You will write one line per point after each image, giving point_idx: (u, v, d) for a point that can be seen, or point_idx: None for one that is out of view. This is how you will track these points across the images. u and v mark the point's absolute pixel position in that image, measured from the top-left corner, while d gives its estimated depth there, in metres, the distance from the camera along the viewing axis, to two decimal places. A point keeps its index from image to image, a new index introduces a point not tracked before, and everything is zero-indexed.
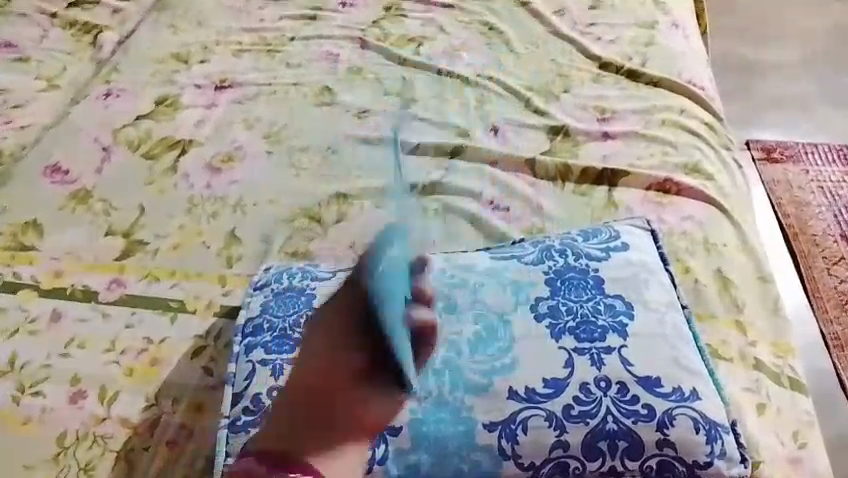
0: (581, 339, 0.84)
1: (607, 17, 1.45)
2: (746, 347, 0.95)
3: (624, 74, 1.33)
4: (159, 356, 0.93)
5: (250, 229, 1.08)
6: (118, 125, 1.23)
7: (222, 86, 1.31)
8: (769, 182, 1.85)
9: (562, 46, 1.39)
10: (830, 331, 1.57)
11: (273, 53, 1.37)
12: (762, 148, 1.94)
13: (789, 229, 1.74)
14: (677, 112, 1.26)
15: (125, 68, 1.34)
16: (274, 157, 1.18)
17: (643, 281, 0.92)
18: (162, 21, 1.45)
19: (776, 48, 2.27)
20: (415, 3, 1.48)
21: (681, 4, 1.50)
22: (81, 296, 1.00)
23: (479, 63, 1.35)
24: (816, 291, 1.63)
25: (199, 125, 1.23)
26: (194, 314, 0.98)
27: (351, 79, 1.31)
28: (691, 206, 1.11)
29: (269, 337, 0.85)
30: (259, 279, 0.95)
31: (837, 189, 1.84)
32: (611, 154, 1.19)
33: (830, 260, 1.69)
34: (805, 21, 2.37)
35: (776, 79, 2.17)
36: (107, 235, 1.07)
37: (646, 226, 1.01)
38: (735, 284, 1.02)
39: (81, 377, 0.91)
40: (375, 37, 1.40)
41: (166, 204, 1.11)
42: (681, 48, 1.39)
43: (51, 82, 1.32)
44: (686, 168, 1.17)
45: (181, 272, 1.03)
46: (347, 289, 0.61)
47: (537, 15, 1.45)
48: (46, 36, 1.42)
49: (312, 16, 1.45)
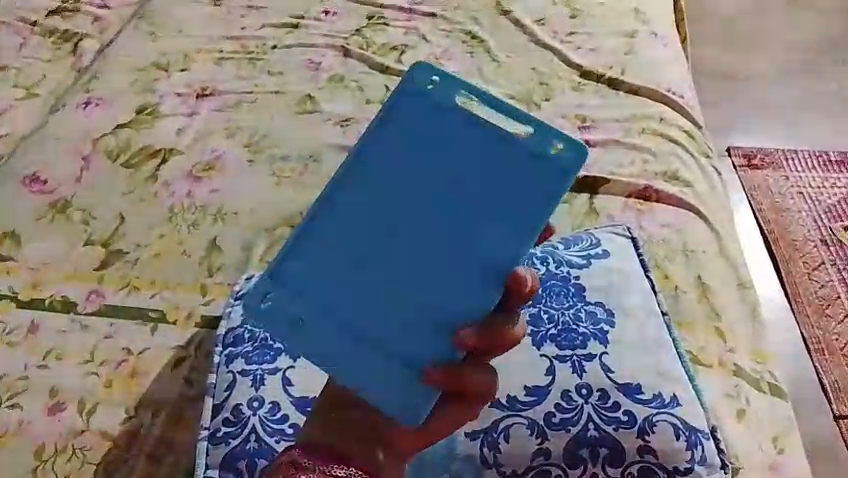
0: (562, 346, 0.84)
1: (587, 26, 1.46)
2: (726, 353, 0.96)
3: (604, 83, 1.34)
4: (140, 367, 0.92)
5: (231, 239, 1.07)
6: (98, 134, 1.22)
7: (204, 94, 1.30)
8: (748, 189, 1.87)
9: (544, 54, 1.39)
10: (811, 335, 1.58)
11: (255, 61, 1.37)
12: (742, 155, 1.96)
13: (769, 235, 1.76)
14: (657, 119, 1.27)
15: (105, 77, 1.33)
16: (256, 166, 1.18)
17: (624, 288, 0.92)
18: (143, 28, 1.44)
19: (756, 56, 2.29)
20: (397, 11, 1.48)
21: (660, 14, 1.51)
22: (59, 307, 0.99)
23: (460, 72, 1.35)
24: (797, 296, 1.65)
25: (180, 134, 1.23)
26: (175, 325, 0.97)
27: (333, 88, 1.31)
28: (671, 214, 1.12)
29: (249, 347, 0.85)
30: (240, 289, 0.95)
31: (816, 195, 1.86)
32: (591, 162, 1.20)
33: (810, 265, 1.71)
34: (785, 29, 2.40)
35: (755, 87, 2.19)
36: (86, 245, 1.07)
37: (626, 232, 1.02)
38: (714, 291, 1.03)
39: (60, 389, 0.90)
40: (357, 46, 1.40)
41: (147, 214, 1.11)
42: (661, 57, 1.40)
43: (30, 90, 1.31)
44: (666, 176, 1.18)
45: (162, 282, 1.02)
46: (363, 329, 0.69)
47: (518, 24, 1.45)
48: (26, 44, 1.41)
49: (295, 24, 1.44)
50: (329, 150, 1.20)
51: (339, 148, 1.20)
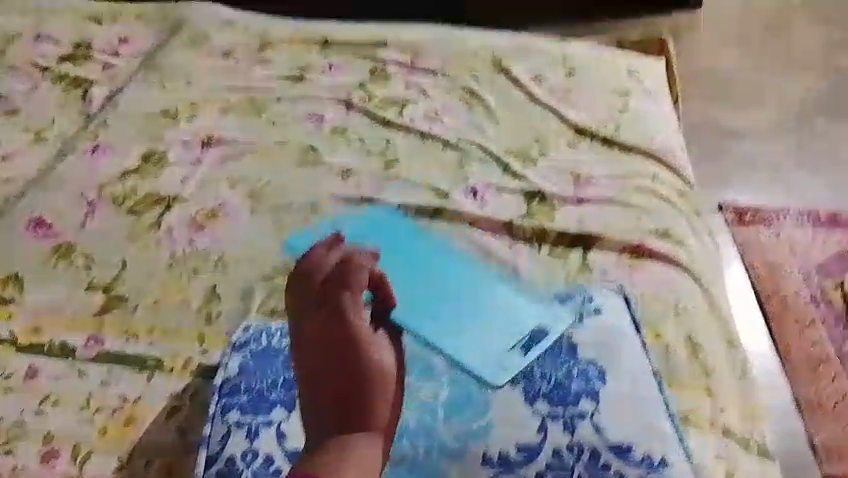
0: (554, 404, 0.86)
1: (584, 85, 1.50)
2: (715, 413, 0.97)
3: (598, 141, 1.37)
4: (135, 415, 0.94)
5: (230, 287, 1.09)
6: (103, 180, 1.25)
7: (208, 143, 1.33)
8: (740, 245, 1.90)
9: (542, 112, 1.43)
10: (802, 394, 1.60)
11: (260, 112, 1.40)
12: (733, 211, 1.99)
13: (761, 292, 1.79)
14: (650, 178, 1.31)
15: (113, 124, 1.36)
16: (258, 215, 1.20)
17: (616, 345, 0.93)
18: (153, 76, 1.48)
19: (748, 114, 2.34)
20: (400, 66, 1.53)
21: (655, 74, 1.56)
22: (58, 352, 1.01)
23: (460, 127, 1.39)
24: (788, 354, 1.67)
25: (184, 182, 1.25)
26: (170, 373, 0.98)
27: (335, 140, 1.35)
28: (663, 271, 1.14)
29: (245, 399, 0.86)
30: (238, 338, 0.96)
31: (806, 252, 1.89)
32: (585, 219, 1.22)
33: (801, 323, 1.73)
34: (777, 87, 2.45)
35: (747, 144, 2.24)
36: (88, 290, 1.08)
37: (619, 291, 1.04)
38: (704, 350, 1.05)
39: (54, 435, 0.92)
40: (360, 99, 1.44)
41: (148, 260, 1.12)
42: (653, 116, 1.44)
43: (39, 135, 1.34)
44: (658, 233, 1.21)
45: (160, 330, 1.04)
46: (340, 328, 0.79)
47: (516, 81, 1.50)
48: (37, 89, 1.44)
49: (299, 77, 1.48)
50: (330, 200, 1.23)
51: (339, 199, 1.23)
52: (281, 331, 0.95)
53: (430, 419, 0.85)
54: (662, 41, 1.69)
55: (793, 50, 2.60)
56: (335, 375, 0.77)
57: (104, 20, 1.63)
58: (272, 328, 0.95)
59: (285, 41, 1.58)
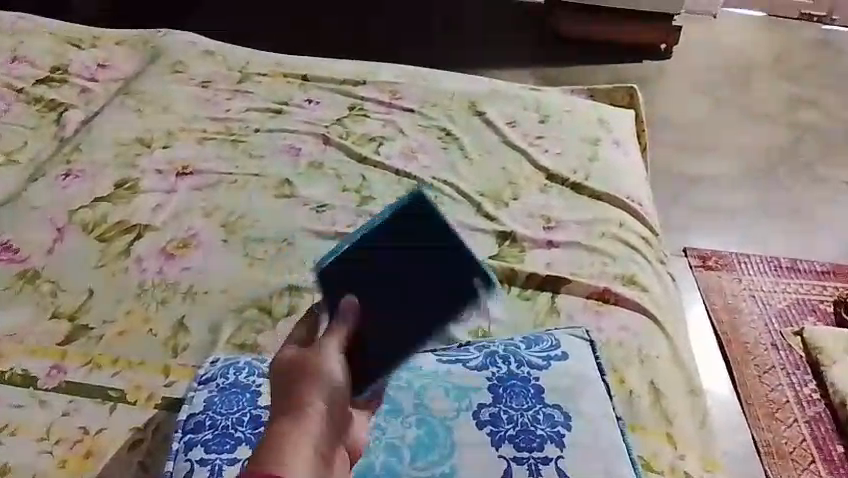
0: (520, 448, 0.88)
1: (556, 131, 1.53)
2: (676, 460, 0.99)
3: (568, 186, 1.40)
4: (95, 448, 0.92)
5: (199, 320, 1.09)
6: (74, 206, 1.24)
7: (183, 173, 1.33)
8: (704, 289, 1.94)
9: (514, 155, 1.46)
10: (761, 438, 1.63)
11: (237, 143, 1.41)
12: (697, 256, 2.04)
13: (723, 336, 1.82)
14: (617, 225, 1.34)
15: (87, 149, 1.36)
16: (230, 247, 1.20)
17: (581, 391, 0.96)
18: (129, 103, 1.48)
19: (713, 162, 2.41)
20: (377, 104, 1.55)
21: (623, 124, 1.60)
22: (19, 381, 0.99)
23: (434, 167, 1.41)
24: (748, 398, 1.70)
25: (157, 211, 1.25)
26: (134, 405, 0.97)
27: (311, 174, 1.36)
28: (628, 318, 1.16)
29: (210, 435, 0.87)
30: (205, 372, 0.96)
31: (767, 298, 1.94)
32: (554, 261, 1.24)
33: (761, 368, 1.77)
34: (740, 138, 2.53)
35: (711, 192, 2.29)
36: (52, 318, 1.07)
37: (584, 335, 1.06)
38: (666, 397, 1.07)
39: (11, 466, 0.89)
40: (337, 134, 1.45)
41: (115, 289, 1.11)
42: (621, 165, 1.48)
43: (10, 157, 1.33)
44: (624, 279, 1.23)
45: (125, 361, 1.02)
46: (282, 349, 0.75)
47: (491, 124, 1.53)
48: (10, 110, 1.43)
49: (277, 109, 1.50)
50: (303, 234, 1.23)
51: (313, 233, 1.23)
52: (249, 366, 0.95)
53: (396, 460, 0.86)
54: (632, 90, 1.74)
55: (757, 103, 2.69)
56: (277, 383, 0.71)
57: (83, 45, 1.63)
58: (240, 363, 0.96)
59: (264, 75, 1.59)
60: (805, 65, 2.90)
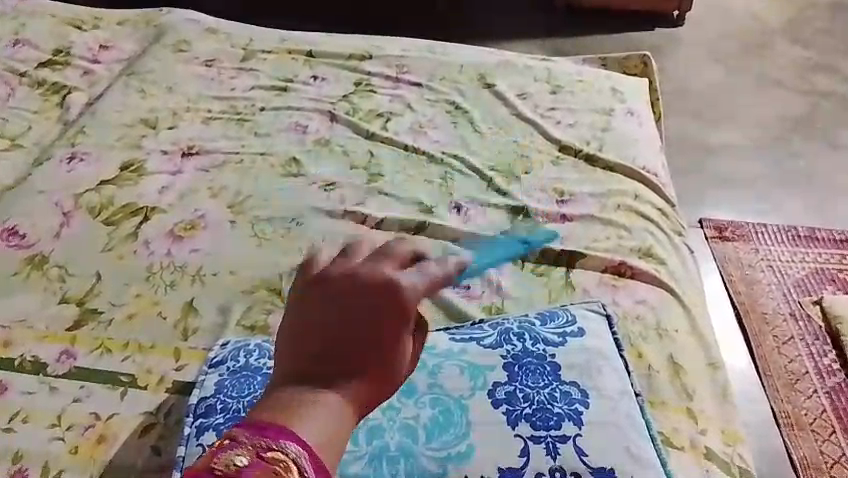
0: (537, 426, 0.86)
1: (568, 103, 1.50)
2: (697, 435, 0.97)
3: (582, 158, 1.37)
4: (107, 433, 0.91)
5: (209, 301, 1.07)
6: (80, 189, 1.22)
7: (189, 153, 1.32)
8: (720, 260, 1.91)
9: (525, 127, 1.43)
10: (780, 409, 1.61)
11: (243, 122, 1.39)
12: (714, 227, 2.00)
13: (740, 308, 1.80)
14: (632, 196, 1.30)
15: (92, 131, 1.34)
16: (237, 227, 1.18)
17: (599, 367, 0.94)
18: (133, 83, 1.45)
19: (729, 130, 2.36)
20: (384, 79, 1.52)
21: (636, 94, 1.56)
22: (29, 367, 0.98)
23: (444, 142, 1.38)
24: (766, 370, 1.68)
25: (163, 193, 1.23)
26: (145, 390, 0.96)
27: (318, 152, 1.33)
28: (645, 290, 1.14)
29: (221, 419, 0.86)
30: (216, 356, 0.95)
31: (785, 268, 1.90)
32: (569, 235, 1.21)
33: (779, 339, 1.74)
34: (754, 104, 2.48)
35: (726, 161, 2.25)
36: (61, 303, 1.06)
37: (600, 310, 1.03)
38: (686, 371, 1.05)
39: (23, 453, 0.89)
40: (344, 110, 1.43)
41: (124, 272, 1.10)
42: (635, 135, 1.44)
43: (15, 142, 1.32)
44: (640, 252, 1.21)
45: (135, 345, 1.01)
46: (341, 276, 0.61)
47: (500, 96, 1.49)
48: (13, 95, 1.42)
49: (283, 87, 1.47)
50: (313, 213, 1.21)
51: (321, 212, 1.21)
52: (259, 348, 0.94)
53: (411, 441, 0.84)
54: (646, 58, 1.70)
55: (772, 68, 2.63)
56: (316, 329, 0.60)
57: (85, 26, 1.61)
58: (250, 346, 0.95)
59: (268, 52, 1.56)
60: (821, 30, 2.82)
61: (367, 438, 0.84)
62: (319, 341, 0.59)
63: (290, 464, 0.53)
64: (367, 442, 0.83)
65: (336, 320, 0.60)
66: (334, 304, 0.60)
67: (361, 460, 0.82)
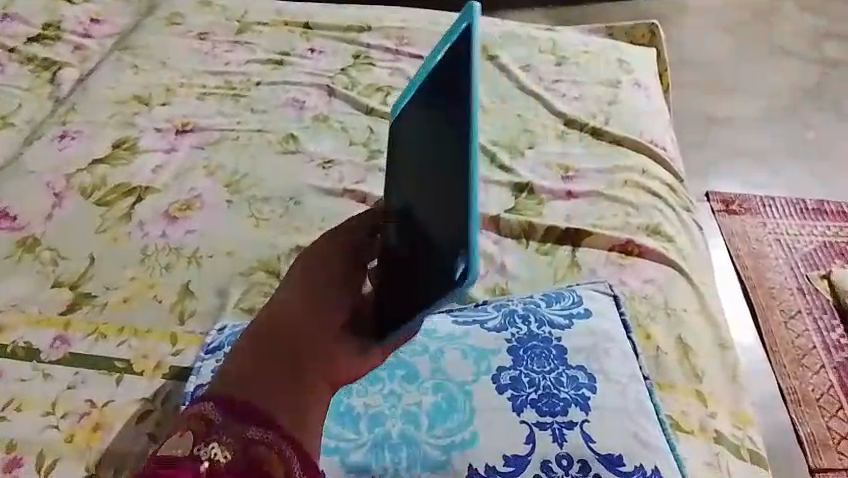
0: (543, 413, 0.84)
1: (572, 75, 1.45)
2: (706, 418, 0.95)
3: (588, 132, 1.33)
4: (103, 421, 0.89)
5: (206, 284, 1.05)
6: (72, 170, 1.19)
7: (184, 130, 1.28)
8: (727, 234, 1.88)
9: (529, 101, 1.39)
10: (787, 385, 1.59)
11: (239, 98, 1.35)
12: (721, 200, 1.97)
13: (747, 283, 1.77)
14: (639, 172, 1.27)
15: (84, 108, 1.30)
16: (234, 207, 1.15)
17: (605, 349, 0.91)
18: (125, 59, 1.41)
19: (736, 101, 2.31)
20: (383, 52, 1.47)
21: (643, 65, 1.52)
22: (22, 354, 0.96)
23: None
24: (773, 346, 1.65)
25: (158, 172, 1.20)
26: (141, 375, 0.94)
27: (316, 128, 1.30)
28: (652, 269, 1.11)
29: None
30: (212, 342, 0.93)
31: (793, 242, 1.87)
32: (574, 213, 1.18)
33: (787, 314, 1.71)
34: (763, 74, 2.42)
35: (734, 132, 2.21)
36: (54, 287, 1.03)
37: (607, 290, 1.01)
38: (695, 352, 1.02)
39: (17, 443, 0.87)
40: (342, 85, 1.38)
41: (118, 255, 1.07)
42: (642, 108, 1.40)
43: (5, 120, 1.28)
44: (647, 229, 1.17)
45: (130, 330, 0.99)
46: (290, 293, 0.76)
47: (503, 69, 1.45)
48: (3, 71, 1.38)
49: (280, 61, 1.43)
50: (311, 192, 1.18)
51: (320, 191, 1.18)
52: None
53: (413, 428, 0.82)
54: (654, 27, 1.65)
55: (781, 36, 2.57)
56: (268, 334, 0.73)
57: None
58: None
59: (263, 24, 1.52)
60: None
61: (368, 425, 0.82)
62: (271, 343, 0.73)
63: (201, 417, 0.69)
64: (368, 430, 0.82)
65: (284, 323, 0.74)
66: (287, 311, 0.75)
67: (362, 448, 0.80)
